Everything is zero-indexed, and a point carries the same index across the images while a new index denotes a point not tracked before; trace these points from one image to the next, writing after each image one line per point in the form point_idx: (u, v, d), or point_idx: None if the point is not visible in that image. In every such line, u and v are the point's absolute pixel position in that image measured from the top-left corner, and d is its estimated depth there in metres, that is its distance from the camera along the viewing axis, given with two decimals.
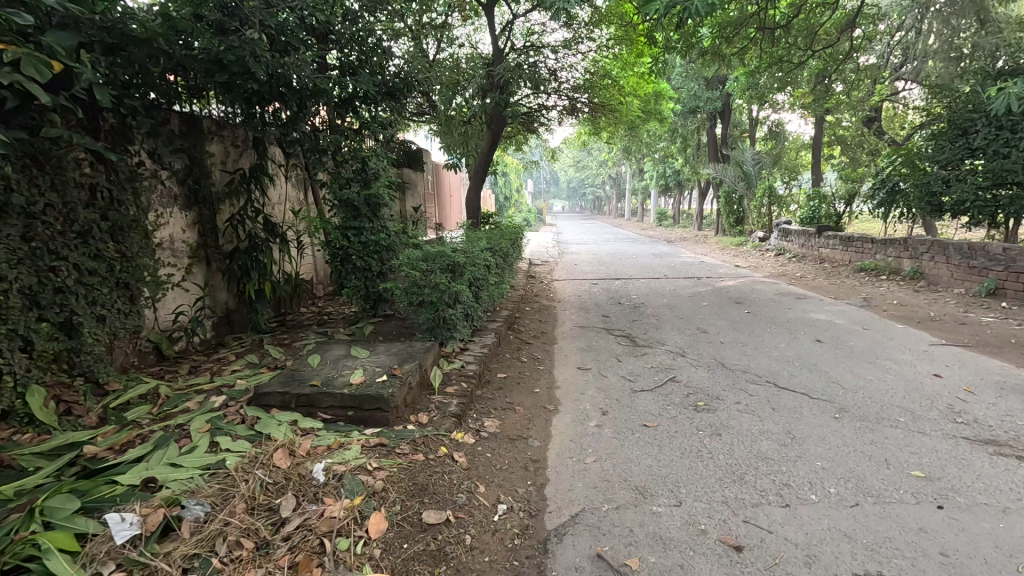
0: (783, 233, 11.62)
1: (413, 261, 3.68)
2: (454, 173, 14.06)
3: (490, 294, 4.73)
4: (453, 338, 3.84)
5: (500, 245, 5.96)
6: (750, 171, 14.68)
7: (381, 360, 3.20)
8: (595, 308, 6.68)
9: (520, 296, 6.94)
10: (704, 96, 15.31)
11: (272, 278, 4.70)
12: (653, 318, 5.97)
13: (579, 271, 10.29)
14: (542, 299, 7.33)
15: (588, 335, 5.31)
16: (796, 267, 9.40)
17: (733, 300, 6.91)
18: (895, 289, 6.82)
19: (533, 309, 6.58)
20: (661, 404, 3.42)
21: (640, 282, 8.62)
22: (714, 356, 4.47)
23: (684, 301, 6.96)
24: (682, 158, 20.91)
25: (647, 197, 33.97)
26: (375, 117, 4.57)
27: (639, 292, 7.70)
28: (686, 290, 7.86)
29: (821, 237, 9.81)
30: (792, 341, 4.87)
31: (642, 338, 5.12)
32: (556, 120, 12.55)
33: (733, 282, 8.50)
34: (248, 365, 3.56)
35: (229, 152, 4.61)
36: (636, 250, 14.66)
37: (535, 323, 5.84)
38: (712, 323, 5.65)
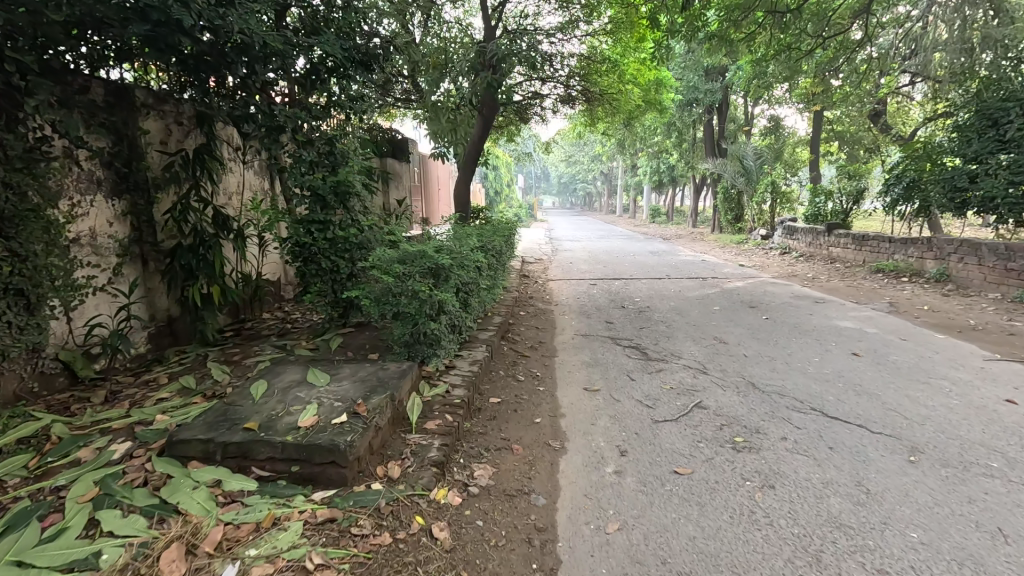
0: (787, 230, 11.08)
1: (389, 262, 2.99)
2: (440, 166, 13.35)
3: (480, 300, 4.07)
4: (437, 356, 3.17)
5: (492, 242, 5.28)
6: (750, 166, 14.13)
7: (344, 389, 2.52)
8: (597, 312, 6.03)
9: (514, 299, 6.28)
10: (703, 88, 14.72)
11: (224, 280, 4.00)
12: (663, 324, 5.35)
13: (576, 270, 9.64)
14: (538, 302, 6.68)
15: (593, 346, 4.67)
16: (805, 268, 8.85)
17: (746, 304, 6.32)
18: (921, 293, 6.28)
19: (528, 314, 5.93)
20: (691, 441, 2.79)
21: (642, 283, 7.99)
22: (740, 373, 3.85)
23: (692, 305, 6.35)
24: (677, 153, 20.34)
25: (639, 193, 33.40)
26: (345, 90, 3.85)
27: (642, 294, 7.08)
28: (693, 292, 7.25)
29: (831, 236, 9.27)
30: (825, 354, 4.27)
31: (654, 350, 4.49)
32: (551, 109, 11.87)
33: (741, 283, 7.91)
34: (181, 392, 2.87)
35: (173, 131, 3.89)
36: (632, 248, 14.07)
37: (531, 330, 5.19)
38: (730, 332, 5.04)
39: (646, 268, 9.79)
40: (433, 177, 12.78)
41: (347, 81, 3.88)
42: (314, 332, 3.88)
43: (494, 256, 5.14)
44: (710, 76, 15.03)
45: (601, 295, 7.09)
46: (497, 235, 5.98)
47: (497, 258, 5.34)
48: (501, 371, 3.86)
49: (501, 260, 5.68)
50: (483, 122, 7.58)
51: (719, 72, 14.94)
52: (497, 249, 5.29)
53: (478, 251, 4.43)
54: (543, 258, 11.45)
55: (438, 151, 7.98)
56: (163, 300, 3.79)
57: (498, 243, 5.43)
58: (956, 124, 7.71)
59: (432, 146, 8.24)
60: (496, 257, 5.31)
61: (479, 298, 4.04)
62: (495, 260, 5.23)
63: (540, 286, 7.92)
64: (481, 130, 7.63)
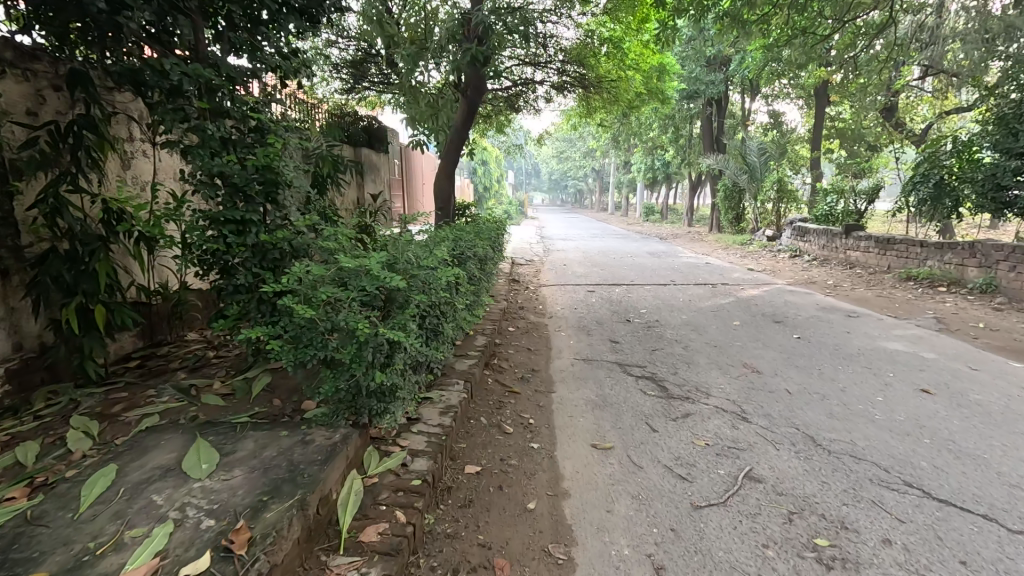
0: (797, 232, 10.30)
1: (317, 281, 2.07)
2: (423, 160, 12.33)
3: (454, 324, 3.14)
4: (392, 413, 2.25)
5: (476, 246, 4.37)
6: (754, 162, 13.35)
7: (230, 490, 1.60)
8: (598, 329, 5.15)
9: (502, 311, 5.36)
10: (705, 79, 13.94)
11: (118, 297, 3.03)
12: (679, 347, 4.48)
13: (570, 274, 8.78)
14: (529, 313, 5.78)
15: (599, 376, 3.78)
16: (822, 274, 8.06)
17: (770, 318, 5.48)
18: (969, 306, 5.50)
19: (518, 330, 5.04)
20: (755, 546, 1.93)
21: (646, 290, 7.12)
22: (791, 421, 2.99)
23: (706, 318, 5.51)
24: (673, 149, 19.56)
25: (631, 191, 32.63)
26: (272, 44, 2.90)
27: (648, 305, 6.20)
28: (705, 302, 6.39)
29: (849, 238, 8.50)
30: (888, 391, 3.42)
31: (674, 385, 3.61)
32: (544, 97, 10.98)
33: (756, 291, 7.10)
34: (6, 474, 1.92)
35: (50, 98, 2.93)
36: (628, 248, 13.24)
37: (521, 354, 4.28)
38: (760, 357, 4.19)
39: (648, 272, 8.92)
40: (414, 170, 11.78)
41: (280, 32, 2.95)
42: (237, 368, 2.94)
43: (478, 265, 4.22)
44: (711, 67, 14.26)
45: (600, 306, 6.21)
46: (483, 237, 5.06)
47: (481, 266, 4.43)
48: (483, 418, 2.97)
49: (487, 267, 4.77)
50: (468, 105, 6.39)
51: (721, 62, 14.16)
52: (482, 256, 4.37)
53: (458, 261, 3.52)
54: (534, 260, 10.56)
55: (415, 139, 6.92)
56: (32, 324, 2.83)
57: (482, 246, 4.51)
58: (996, 118, 7.08)
59: (411, 134, 7.19)
60: (480, 264, 4.39)
61: (454, 321, 3.13)
62: (479, 269, 4.31)
63: (532, 293, 7.02)
64: (464, 115, 6.45)
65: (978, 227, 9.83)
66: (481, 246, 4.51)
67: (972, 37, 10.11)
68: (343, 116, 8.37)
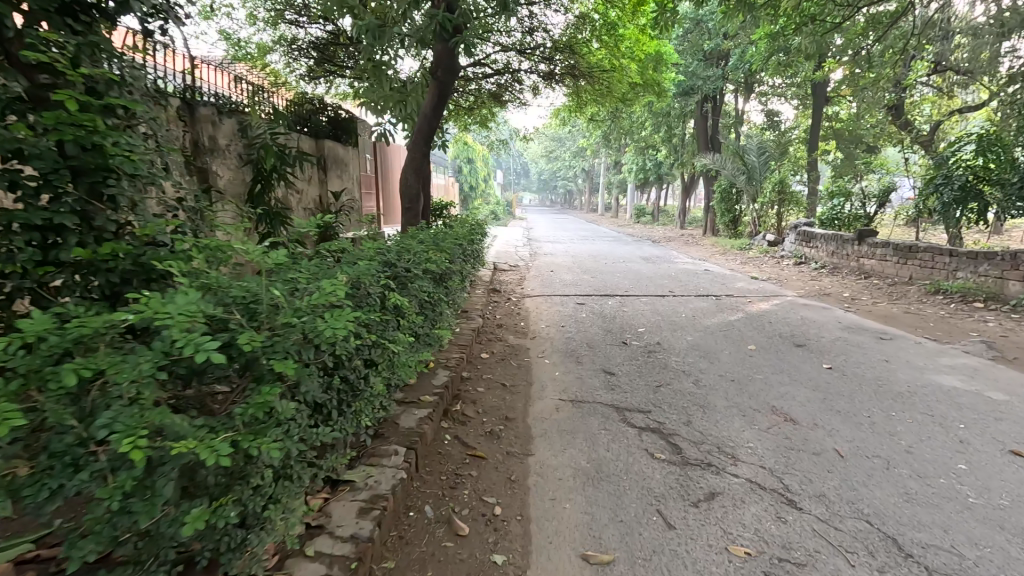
0: (802, 236, 9.56)
1: (98, 344, 1.13)
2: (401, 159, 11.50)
3: (391, 375, 2.25)
4: (256, 546, 1.36)
5: (438, 253, 3.49)
6: (753, 162, 12.62)
7: None
8: (588, 355, 4.28)
9: (474, 331, 4.48)
10: (702, 74, 13.15)
11: None
12: (688, 382, 3.63)
13: (557, 282, 7.94)
14: (507, 333, 4.90)
15: (591, 429, 2.92)
16: (835, 284, 7.29)
17: (790, 341, 4.67)
18: (1017, 327, 4.75)
19: (493, 358, 4.17)
20: None
21: (642, 303, 6.29)
22: (856, 507, 2.17)
23: (715, 340, 4.69)
24: (666, 148, 18.82)
25: (621, 192, 31.92)
26: None
27: (645, 321, 5.37)
28: (711, 319, 5.56)
29: (862, 245, 7.77)
30: (970, 454, 2.60)
31: (689, 443, 2.76)
32: (530, 89, 10.15)
33: (765, 304, 6.31)
34: None
35: None
36: (619, 252, 12.43)
37: (493, 393, 3.41)
38: (791, 397, 3.36)
39: (642, 280, 8.12)
40: (389, 167, 10.87)
41: None
42: None
43: (440, 278, 3.34)
44: (708, 62, 13.54)
45: (591, 323, 5.35)
46: (452, 241, 4.19)
47: (448, 281, 3.55)
48: (427, 511, 2.10)
49: (456, 279, 3.89)
50: (436, 88, 5.41)
51: (719, 57, 13.43)
52: (447, 267, 3.50)
53: (405, 277, 2.64)
54: (519, 265, 9.70)
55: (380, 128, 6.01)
56: None
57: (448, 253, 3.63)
58: None
59: (375, 122, 6.27)
60: (446, 277, 3.51)
61: (390, 364, 2.25)
62: (442, 283, 3.42)
63: (513, 307, 6.17)
64: (432, 101, 5.47)
65: (993, 233, 9.16)
66: (446, 253, 3.62)
67: (985, 30, 9.47)
68: (309, 101, 7.59)
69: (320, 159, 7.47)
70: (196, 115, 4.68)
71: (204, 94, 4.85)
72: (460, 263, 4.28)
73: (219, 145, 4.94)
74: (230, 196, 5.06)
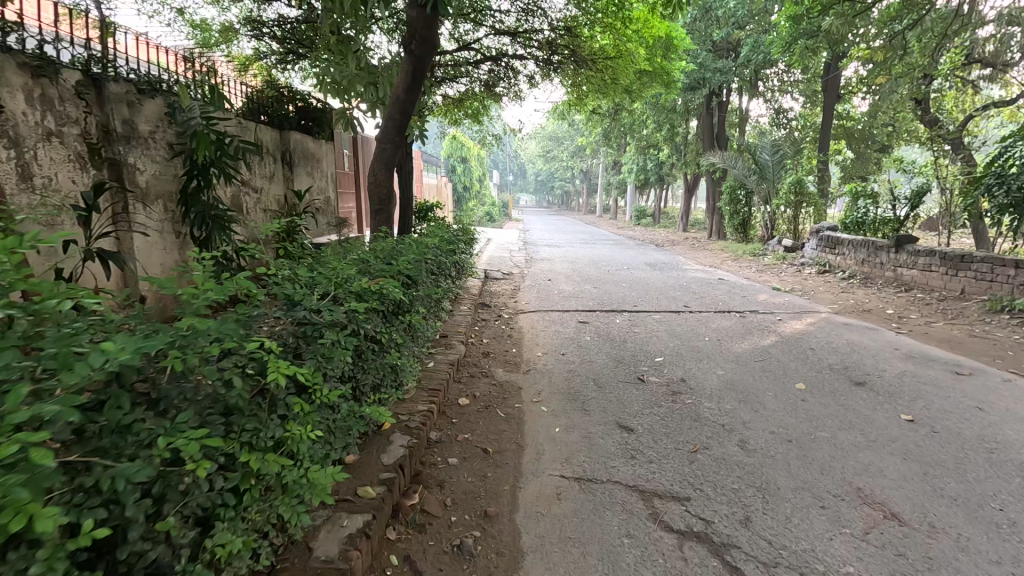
0: (824, 241, 8.68)
1: None
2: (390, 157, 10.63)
3: (278, 506, 1.34)
4: None
5: (392, 272, 2.55)
6: (766, 161, 11.76)
7: None
8: (597, 400, 3.36)
9: (451, 366, 3.56)
10: (712, 67, 12.31)
11: None
12: (733, 446, 2.72)
13: (556, 293, 7.03)
14: (494, 365, 3.99)
15: (608, 537, 2.00)
16: (872, 298, 6.42)
17: (846, 378, 3.76)
18: None
19: (473, 403, 3.24)
20: None
21: (656, 322, 5.38)
22: None
23: (752, 376, 3.78)
24: (669, 147, 17.97)
25: (620, 193, 31.04)
26: None
27: (663, 348, 4.45)
28: (740, 343, 4.67)
29: (900, 253, 6.90)
30: None
31: (756, 566, 1.85)
32: (526, 79, 9.24)
33: (799, 322, 5.42)
34: None
35: None
36: (622, 257, 11.53)
37: (469, 466, 2.49)
38: (880, 474, 2.45)
39: (651, 290, 7.23)
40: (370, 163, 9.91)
41: None
42: None
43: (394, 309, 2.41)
44: (717, 53, 12.69)
45: (598, 350, 4.44)
46: (422, 254, 3.27)
47: (410, 309, 2.64)
48: None
49: (425, 305, 2.97)
50: (409, 63, 4.44)
51: (729, 49, 12.60)
52: (407, 291, 2.57)
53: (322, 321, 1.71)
54: (513, 273, 8.79)
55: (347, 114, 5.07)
56: None
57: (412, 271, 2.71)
58: None
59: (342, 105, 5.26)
60: (405, 306, 2.58)
61: (269, 482, 1.33)
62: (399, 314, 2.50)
63: (502, 326, 5.26)
64: (403, 79, 4.51)
65: None
66: (409, 270, 2.70)
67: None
68: (274, 88, 6.67)
69: (283, 153, 6.55)
70: (106, 94, 3.73)
71: (121, 68, 3.90)
72: (432, 279, 3.35)
73: (140, 133, 4.00)
74: (154, 195, 4.14)
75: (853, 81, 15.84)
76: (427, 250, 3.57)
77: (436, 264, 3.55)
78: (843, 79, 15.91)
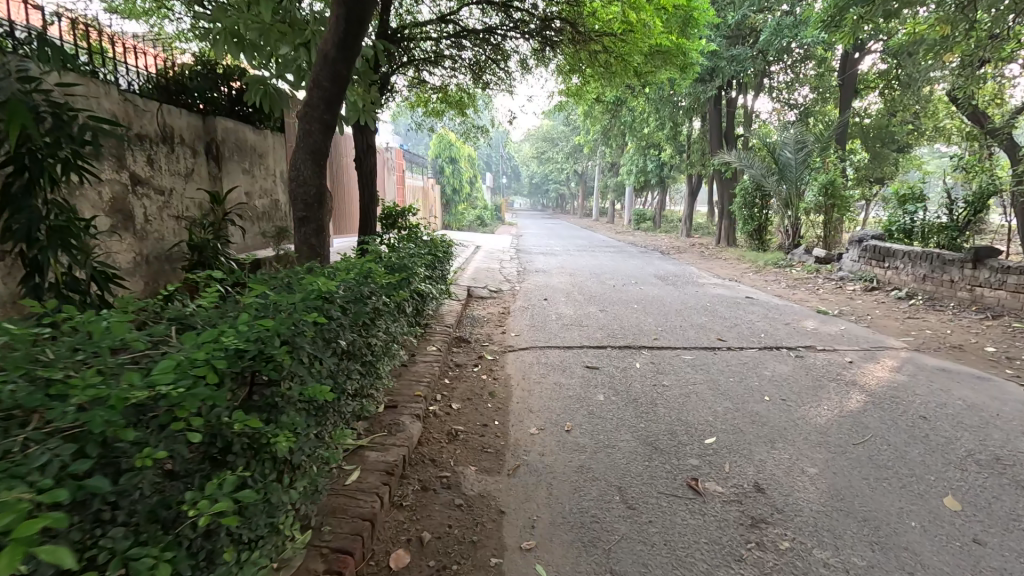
0: (868, 253, 7.38)
1: None
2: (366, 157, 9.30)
3: None
4: None
5: (181, 366, 1.17)
6: (788, 159, 10.45)
7: None
8: (631, 545, 1.98)
9: (386, 476, 2.20)
10: (726, 55, 11.03)
11: None
12: None
13: (553, 320, 5.64)
14: (463, 456, 2.64)
15: None
16: (953, 327, 5.10)
17: (1011, 482, 2.41)
18: None
19: (416, 558, 1.88)
20: None
21: (689, 369, 4.01)
22: None
23: (866, 480, 2.43)
24: (672, 147, 16.73)
25: (618, 196, 29.72)
26: None
27: (712, 420, 3.09)
28: (818, 406, 3.30)
29: (979, 270, 5.59)
30: None
31: None
32: (518, 62, 7.90)
33: (879, 367, 4.07)
34: None
35: None
36: (627, 269, 10.16)
37: None
38: None
39: (671, 316, 5.85)
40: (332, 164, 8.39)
41: None
42: None
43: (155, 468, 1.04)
44: (732, 40, 11.41)
45: (618, 422, 3.07)
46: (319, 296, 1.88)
47: (233, 444, 1.24)
48: None
49: (308, 416, 1.58)
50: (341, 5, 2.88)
51: (743, 36, 11.37)
52: (215, 412, 1.18)
53: None
54: (503, 290, 7.41)
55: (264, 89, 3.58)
56: None
57: (253, 352, 1.31)
58: None
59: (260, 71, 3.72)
60: (214, 440, 1.19)
61: None
62: (179, 470, 1.12)
63: (480, 374, 3.90)
64: (333, 33, 2.99)
65: None
66: (243, 352, 1.31)
67: None
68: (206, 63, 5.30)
69: (209, 143, 5.19)
70: None
71: None
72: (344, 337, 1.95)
73: None
74: None
75: (872, 75, 14.63)
76: (346, 281, 2.15)
77: (360, 305, 2.14)
78: (861, 73, 14.72)
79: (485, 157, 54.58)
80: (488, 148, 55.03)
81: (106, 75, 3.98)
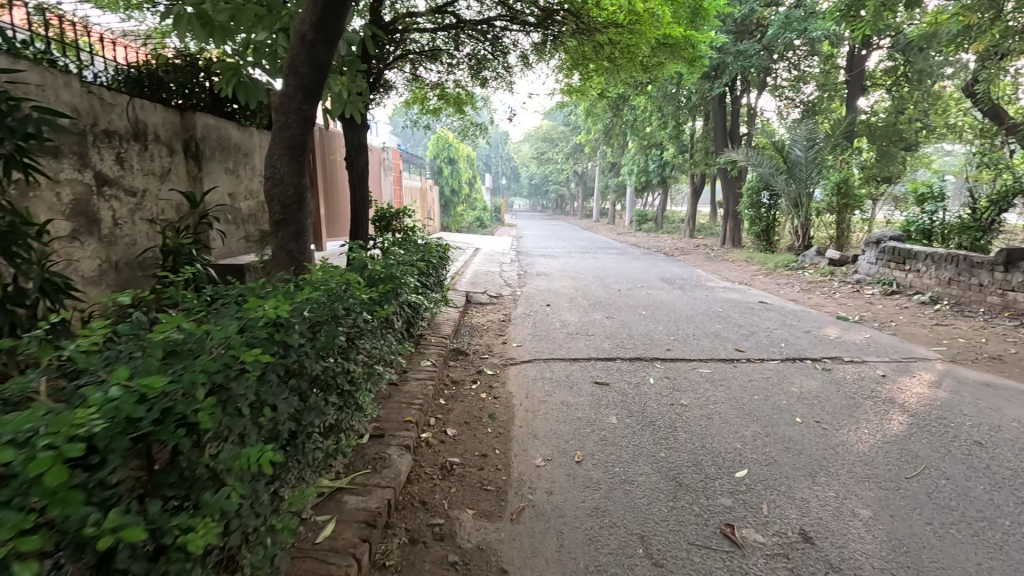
0: (886, 254, 7.03)
1: None
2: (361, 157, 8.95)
3: None
4: None
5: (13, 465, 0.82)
6: (797, 158, 10.08)
7: None
8: None
9: (366, 530, 1.84)
10: (733, 50, 10.72)
11: None
12: None
13: (556, 328, 5.28)
14: (458, 496, 2.28)
15: None
16: (988, 335, 4.75)
17: None
18: None
19: None
20: None
21: (709, 386, 3.65)
22: None
23: (931, 526, 2.08)
24: (675, 146, 16.41)
25: (618, 196, 29.39)
26: None
27: (741, 448, 2.73)
28: (857, 430, 2.94)
29: (1012, 273, 5.24)
30: None
31: None
32: (518, 57, 7.56)
33: (916, 381, 3.72)
34: None
35: None
36: (631, 271, 9.80)
37: None
38: None
39: (682, 323, 5.48)
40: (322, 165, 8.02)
41: None
42: None
43: None
44: (739, 35, 11.10)
45: (635, 451, 2.71)
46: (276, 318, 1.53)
47: (118, 549, 0.91)
48: None
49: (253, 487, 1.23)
50: None
51: (749, 31, 11.08)
52: (73, 520, 0.84)
53: None
54: (503, 295, 7.06)
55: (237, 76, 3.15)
56: None
57: (152, 419, 0.97)
58: None
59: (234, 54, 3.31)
60: (78, 554, 0.85)
61: None
62: None
63: (479, 392, 3.53)
64: (311, 10, 2.62)
65: None
66: (137, 419, 0.97)
67: None
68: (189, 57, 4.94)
69: (188, 142, 4.85)
70: None
71: None
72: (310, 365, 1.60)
73: None
74: None
75: (880, 71, 14.30)
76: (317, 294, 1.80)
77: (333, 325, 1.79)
78: (868, 70, 14.42)
79: (483, 158, 54.11)
80: (487, 149, 54.59)
81: (75, 63, 3.76)
